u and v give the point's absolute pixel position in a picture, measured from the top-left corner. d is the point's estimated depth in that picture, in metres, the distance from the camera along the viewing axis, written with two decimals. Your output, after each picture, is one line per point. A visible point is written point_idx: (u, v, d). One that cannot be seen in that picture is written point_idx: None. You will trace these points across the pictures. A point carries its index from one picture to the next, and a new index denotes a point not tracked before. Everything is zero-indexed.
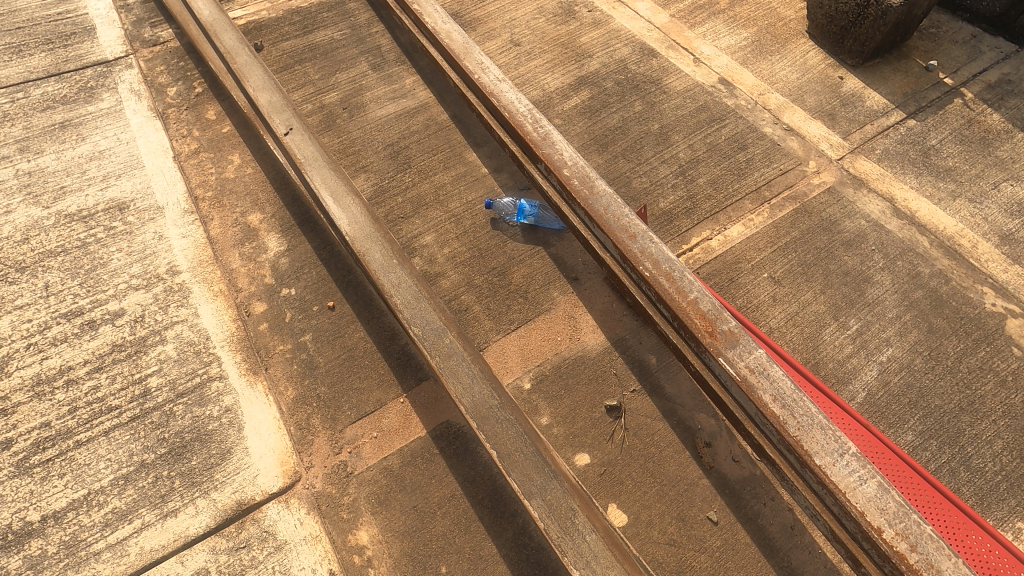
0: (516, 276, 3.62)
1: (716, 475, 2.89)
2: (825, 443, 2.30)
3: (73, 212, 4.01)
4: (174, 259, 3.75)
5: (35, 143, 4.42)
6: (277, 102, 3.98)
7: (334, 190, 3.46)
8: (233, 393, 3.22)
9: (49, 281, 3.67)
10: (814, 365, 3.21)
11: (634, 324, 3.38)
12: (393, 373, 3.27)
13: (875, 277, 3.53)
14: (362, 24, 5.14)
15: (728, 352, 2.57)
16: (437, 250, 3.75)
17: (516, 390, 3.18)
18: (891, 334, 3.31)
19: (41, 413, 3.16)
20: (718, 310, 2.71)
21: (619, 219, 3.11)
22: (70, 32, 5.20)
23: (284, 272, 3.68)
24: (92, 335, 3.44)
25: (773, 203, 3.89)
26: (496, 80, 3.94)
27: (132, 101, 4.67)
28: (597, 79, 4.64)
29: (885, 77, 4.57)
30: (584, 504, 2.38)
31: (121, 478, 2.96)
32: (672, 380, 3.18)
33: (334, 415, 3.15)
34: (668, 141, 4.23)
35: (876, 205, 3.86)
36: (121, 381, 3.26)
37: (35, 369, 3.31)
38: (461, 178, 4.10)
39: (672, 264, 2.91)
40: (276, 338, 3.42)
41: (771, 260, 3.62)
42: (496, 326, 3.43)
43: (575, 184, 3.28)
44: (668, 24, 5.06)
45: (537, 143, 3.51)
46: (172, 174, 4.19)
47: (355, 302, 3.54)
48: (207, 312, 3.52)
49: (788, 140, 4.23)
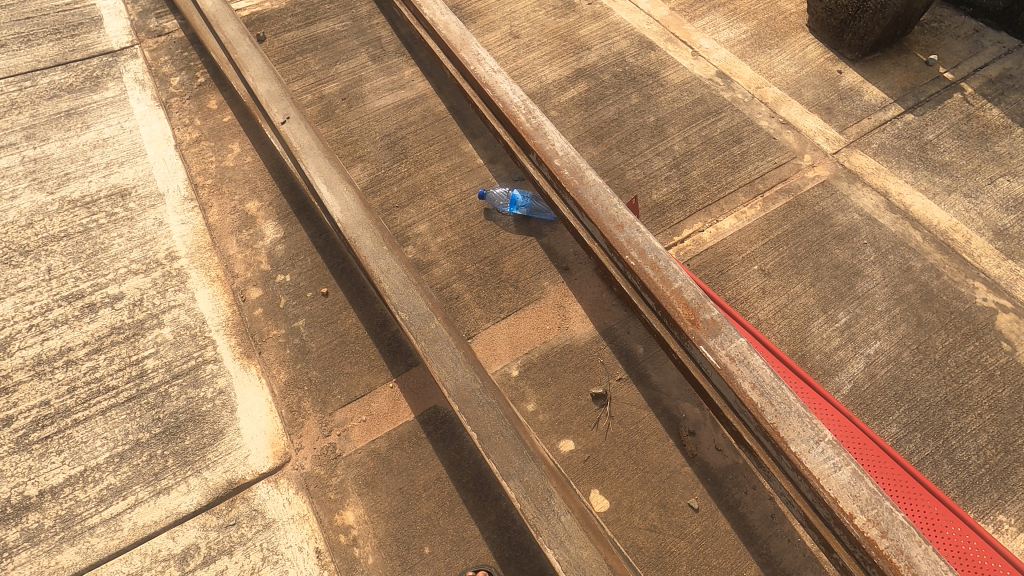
0: (507, 265, 3.66)
1: (699, 463, 2.92)
2: (802, 430, 2.32)
3: (76, 198, 4.09)
4: (174, 245, 3.83)
5: (41, 131, 4.51)
6: (276, 91, 4.03)
7: (327, 177, 3.50)
8: (227, 375, 3.30)
9: (51, 264, 3.75)
10: (801, 357, 3.21)
11: (622, 314, 3.41)
12: (383, 359, 3.32)
13: (866, 270, 3.53)
14: (363, 15, 5.19)
15: (709, 341, 2.59)
16: (430, 239, 3.80)
17: (503, 377, 3.23)
18: (880, 327, 3.31)
19: (42, 392, 3.25)
20: (701, 299, 2.73)
21: (607, 209, 3.13)
22: (78, 22, 5.30)
23: (280, 258, 3.75)
24: (92, 317, 3.52)
25: (766, 196, 3.90)
26: (492, 71, 3.98)
27: (136, 90, 4.76)
28: (594, 71, 4.66)
29: (884, 71, 4.53)
30: (560, 484, 2.42)
31: (117, 455, 3.03)
32: (658, 369, 3.21)
33: (324, 398, 3.21)
34: (664, 134, 4.24)
35: (871, 199, 3.85)
36: (119, 362, 3.34)
37: (37, 349, 3.40)
38: (457, 168, 4.14)
39: (658, 253, 2.92)
40: (270, 323, 3.50)
41: (761, 253, 3.63)
42: (486, 315, 3.47)
43: (565, 174, 3.31)
44: (668, 17, 5.06)
45: (528, 134, 3.54)
46: (173, 162, 4.28)
47: (348, 289, 3.60)
48: (204, 297, 3.60)
49: (783, 133, 4.22)
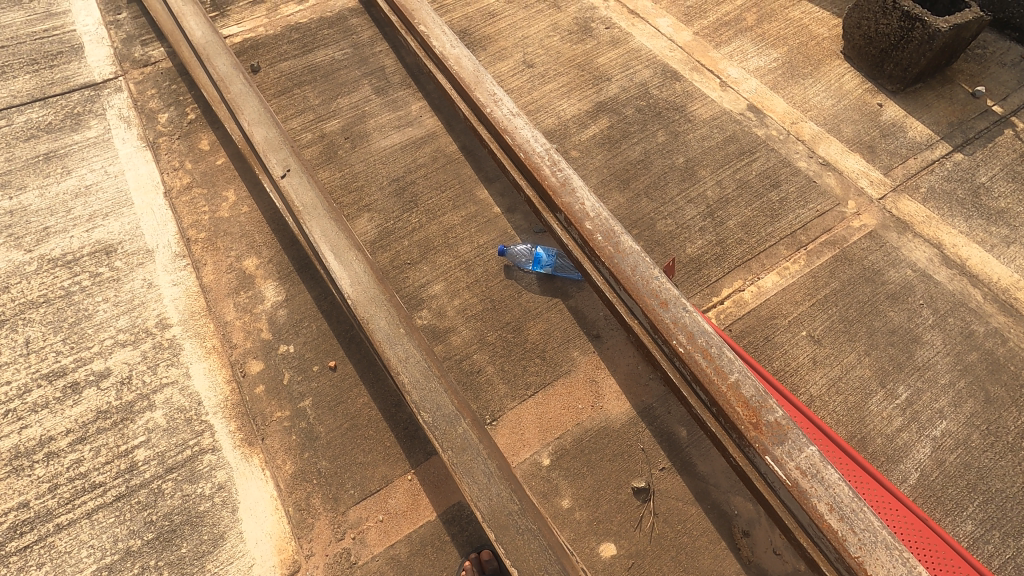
0: (532, 332, 3.35)
1: (756, 570, 2.65)
2: (892, 566, 2.05)
3: (57, 256, 3.74)
4: (165, 311, 3.50)
5: (17, 178, 4.14)
6: (274, 138, 3.68)
7: (334, 243, 3.15)
8: (227, 468, 2.99)
9: (29, 336, 3.40)
10: (860, 441, 2.94)
11: (661, 391, 3.12)
12: (400, 447, 3.02)
13: (924, 336, 3.24)
14: (365, 42, 4.84)
15: (776, 450, 2.30)
16: (446, 301, 3.48)
17: (534, 467, 2.94)
18: (944, 405, 3.03)
19: (20, 491, 2.92)
20: (762, 397, 2.43)
21: (648, 282, 2.82)
22: (57, 51, 4.92)
23: (282, 325, 3.43)
24: (76, 399, 3.19)
25: (809, 249, 3.59)
26: (510, 114, 3.64)
27: (121, 129, 4.39)
28: (616, 105, 4.34)
29: (928, 104, 4.20)
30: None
31: (105, 568, 2.73)
32: (704, 457, 2.93)
33: (337, 494, 2.91)
34: (695, 177, 3.92)
35: (924, 252, 3.55)
36: (106, 455, 3.02)
37: (13, 440, 3.06)
38: (473, 218, 3.81)
39: (709, 337, 2.61)
40: (273, 403, 3.18)
41: (809, 316, 3.34)
42: (512, 392, 3.17)
43: (598, 240, 2.99)
44: (692, 42, 4.72)
45: (555, 190, 3.21)
46: (162, 212, 3.93)
47: (358, 362, 3.28)
48: (199, 373, 3.28)
49: (824, 176, 3.90)
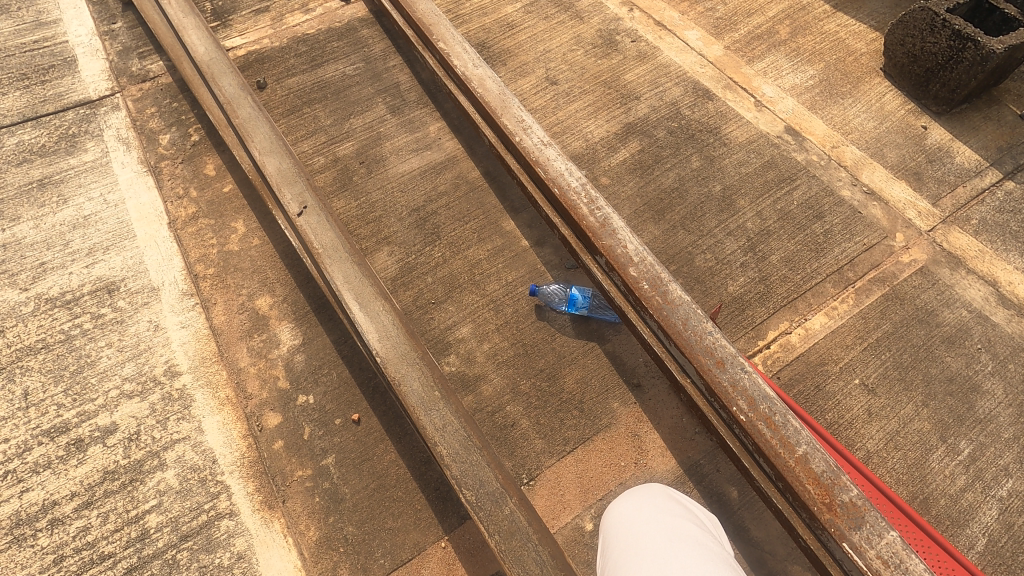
0: (569, 380, 3.14)
1: None
2: None
3: (55, 295, 3.50)
4: (173, 357, 3.27)
5: (10, 207, 3.88)
6: (288, 170, 3.43)
7: (359, 292, 2.93)
8: (247, 534, 2.79)
9: (28, 387, 3.17)
10: (922, 503, 2.76)
11: (709, 446, 2.93)
12: (432, 510, 2.83)
13: (984, 384, 3.07)
14: (377, 56, 4.57)
15: (853, 537, 2.14)
16: (475, 345, 3.27)
17: (576, 533, 2.76)
18: (1009, 461, 2.86)
19: (23, 564, 2.72)
20: (834, 473, 2.26)
21: (701, 339, 2.62)
22: (48, 65, 4.62)
23: (300, 373, 3.20)
24: (80, 459, 2.97)
25: (858, 287, 3.40)
26: (541, 144, 3.41)
27: (120, 151, 4.12)
28: (647, 126, 4.10)
29: (975, 126, 4.01)
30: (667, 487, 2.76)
31: None
32: (758, 521, 2.74)
33: (365, 564, 2.72)
34: (733, 207, 3.71)
35: (979, 290, 3.37)
36: (115, 521, 2.81)
37: (14, 506, 2.85)
38: (500, 253, 3.59)
39: (771, 404, 2.43)
40: (294, 461, 2.96)
41: (861, 361, 3.15)
42: (549, 447, 2.97)
43: (644, 289, 2.79)
44: (723, 57, 4.48)
45: (594, 232, 3.00)
46: (167, 245, 3.68)
47: (383, 415, 3.07)
48: (213, 427, 3.05)
49: (869, 206, 3.70)
